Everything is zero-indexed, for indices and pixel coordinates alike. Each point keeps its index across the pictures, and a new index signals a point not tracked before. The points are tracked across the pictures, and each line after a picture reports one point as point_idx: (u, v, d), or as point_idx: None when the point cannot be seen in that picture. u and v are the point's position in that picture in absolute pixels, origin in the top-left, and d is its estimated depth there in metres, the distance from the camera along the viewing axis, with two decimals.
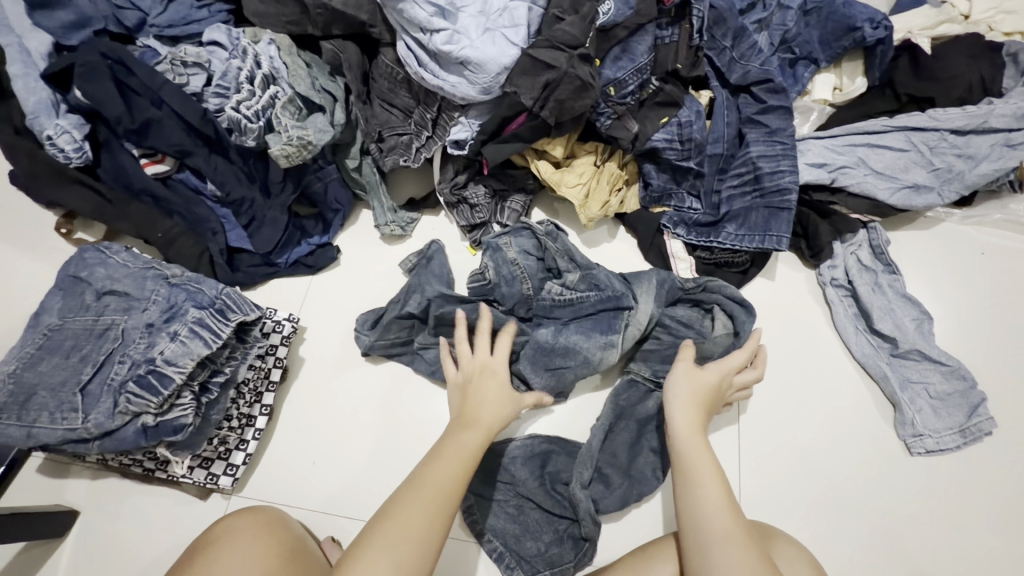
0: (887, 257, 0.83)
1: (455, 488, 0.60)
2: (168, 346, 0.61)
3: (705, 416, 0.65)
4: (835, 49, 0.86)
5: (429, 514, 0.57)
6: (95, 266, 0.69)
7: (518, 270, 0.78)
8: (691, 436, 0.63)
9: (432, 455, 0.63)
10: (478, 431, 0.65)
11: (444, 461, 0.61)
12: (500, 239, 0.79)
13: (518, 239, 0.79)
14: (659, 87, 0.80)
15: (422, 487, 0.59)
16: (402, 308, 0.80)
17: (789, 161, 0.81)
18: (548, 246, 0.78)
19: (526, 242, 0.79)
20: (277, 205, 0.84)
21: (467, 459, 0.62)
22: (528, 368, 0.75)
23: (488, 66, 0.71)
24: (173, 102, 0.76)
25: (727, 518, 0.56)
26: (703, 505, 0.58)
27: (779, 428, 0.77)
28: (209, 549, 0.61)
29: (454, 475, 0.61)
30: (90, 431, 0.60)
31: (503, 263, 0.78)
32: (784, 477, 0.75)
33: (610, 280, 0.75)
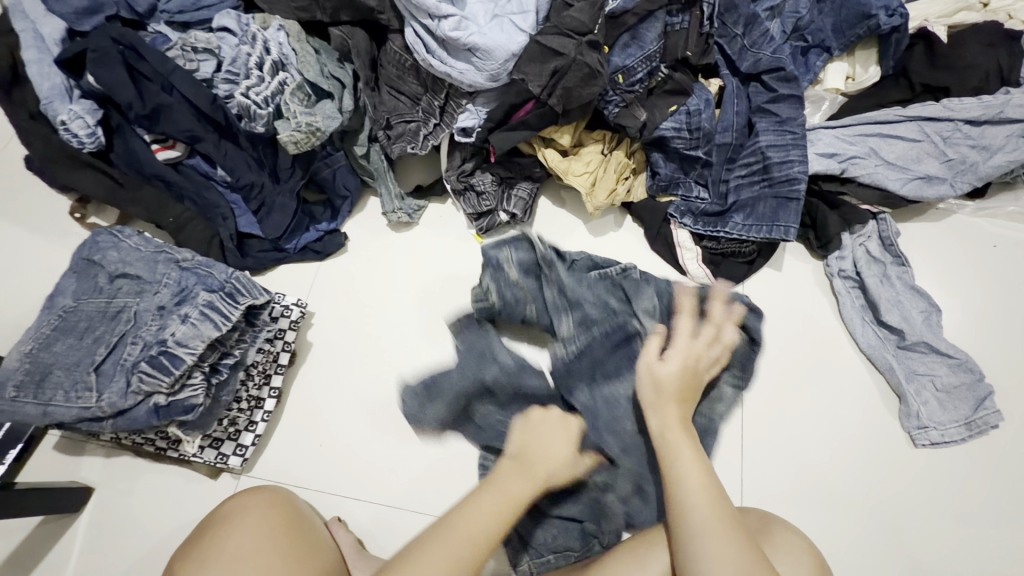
0: (896, 249, 0.82)
1: (497, 537, 0.59)
2: (179, 328, 0.63)
3: (676, 409, 0.66)
4: (849, 37, 0.85)
5: (463, 556, 0.56)
6: (107, 249, 0.71)
7: (528, 302, 0.77)
8: (675, 426, 0.64)
9: (475, 495, 0.61)
10: (532, 480, 0.64)
11: (488, 502, 0.61)
12: (500, 253, 0.78)
13: (517, 254, 0.78)
14: (669, 75, 0.79)
15: (461, 528, 0.58)
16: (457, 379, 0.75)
17: (800, 151, 0.81)
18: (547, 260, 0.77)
19: (525, 256, 0.78)
20: (285, 191, 0.85)
21: (513, 508, 0.61)
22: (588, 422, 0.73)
23: (495, 53, 0.71)
24: (184, 88, 0.77)
25: (712, 505, 0.57)
26: (686, 489, 0.59)
27: (790, 453, 0.76)
28: (219, 524, 0.63)
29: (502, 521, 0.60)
30: (104, 409, 0.62)
31: (507, 285, 0.77)
32: (798, 498, 0.73)
33: (606, 299, 0.77)
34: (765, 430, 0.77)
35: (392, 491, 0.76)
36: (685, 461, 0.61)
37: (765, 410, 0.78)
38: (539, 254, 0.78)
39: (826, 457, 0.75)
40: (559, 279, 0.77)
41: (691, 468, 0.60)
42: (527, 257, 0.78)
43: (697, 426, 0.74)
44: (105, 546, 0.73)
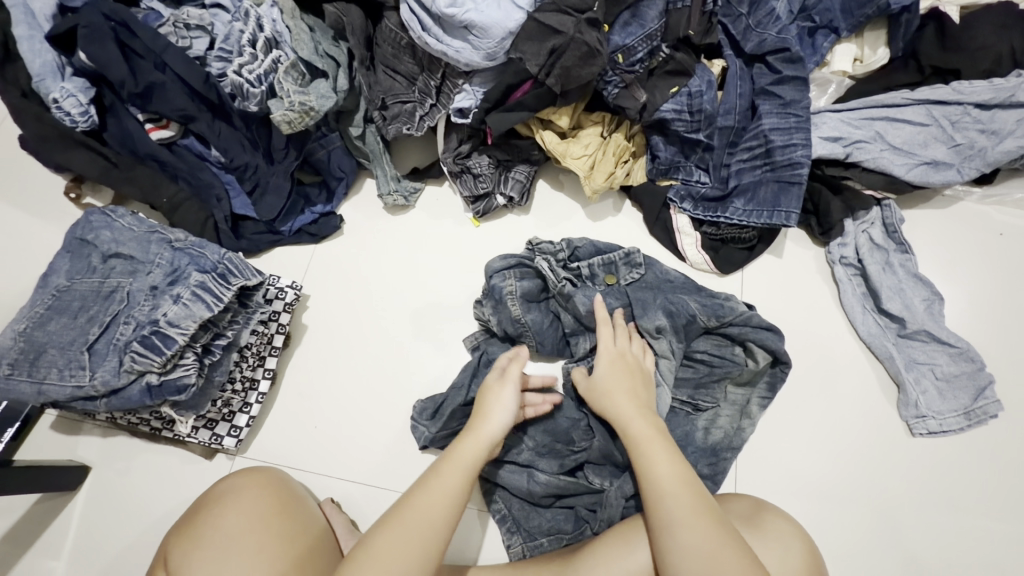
0: (899, 236, 0.81)
1: (451, 514, 0.56)
2: (171, 308, 0.62)
3: (623, 401, 0.65)
4: (858, 17, 0.82)
5: (417, 535, 0.53)
6: (100, 228, 0.70)
7: (535, 335, 0.75)
8: (634, 420, 0.63)
9: (426, 476, 0.59)
10: (476, 442, 0.62)
11: (444, 480, 0.58)
12: (505, 284, 0.75)
13: (523, 281, 0.76)
14: (670, 55, 0.77)
15: (412, 510, 0.55)
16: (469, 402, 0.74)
17: (803, 134, 0.79)
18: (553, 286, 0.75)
19: (530, 280, 0.76)
20: (280, 171, 0.84)
21: (464, 481, 0.58)
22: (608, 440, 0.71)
23: (492, 31, 0.69)
24: (176, 66, 0.76)
25: (682, 495, 0.56)
26: (661, 479, 0.57)
27: (790, 454, 0.75)
28: (212, 506, 0.63)
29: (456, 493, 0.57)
30: (97, 388, 0.62)
31: (510, 320, 0.75)
32: (800, 496, 0.73)
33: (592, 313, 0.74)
34: (769, 430, 0.76)
35: (386, 471, 0.76)
36: (651, 454, 0.59)
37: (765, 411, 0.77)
38: (548, 282, 0.76)
39: (826, 459, 0.74)
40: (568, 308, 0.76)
41: (657, 458, 0.59)
42: (533, 281, 0.76)
43: (695, 413, 0.74)
44: (102, 523, 0.74)
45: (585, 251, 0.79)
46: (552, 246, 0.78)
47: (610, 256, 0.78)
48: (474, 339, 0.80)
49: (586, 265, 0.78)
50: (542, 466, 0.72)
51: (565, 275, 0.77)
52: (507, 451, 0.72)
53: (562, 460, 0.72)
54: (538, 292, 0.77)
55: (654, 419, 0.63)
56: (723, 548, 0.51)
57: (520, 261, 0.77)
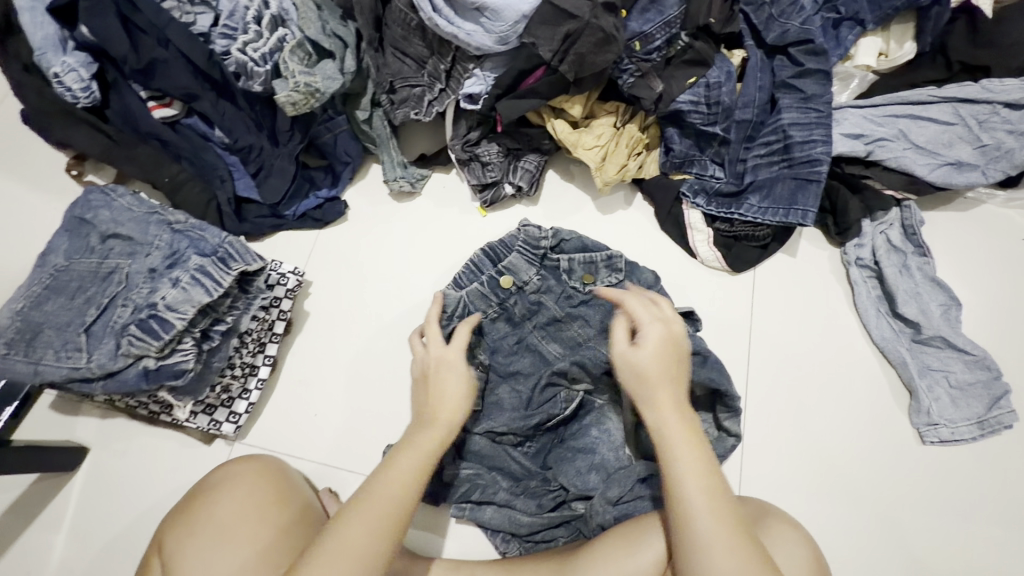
0: (918, 239, 0.78)
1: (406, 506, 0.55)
2: (169, 292, 0.61)
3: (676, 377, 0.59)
4: (885, 10, 0.79)
5: (373, 532, 0.52)
6: (99, 208, 0.69)
7: (500, 400, 0.75)
8: (675, 442, 0.56)
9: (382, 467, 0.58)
10: (437, 430, 0.61)
11: (397, 473, 0.57)
12: (476, 298, 0.73)
13: (488, 305, 0.74)
14: (688, 44, 0.74)
15: (367, 505, 0.54)
16: None
17: (823, 130, 0.76)
18: (523, 282, 0.74)
19: (496, 302, 0.74)
20: (285, 154, 0.82)
21: (423, 471, 0.58)
22: (573, 473, 0.72)
23: (504, 14, 0.67)
24: (180, 43, 0.74)
25: (717, 516, 0.52)
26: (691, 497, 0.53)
27: (794, 458, 0.73)
28: (207, 495, 0.62)
29: (408, 493, 0.56)
30: (93, 370, 0.60)
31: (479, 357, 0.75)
32: (810, 501, 0.71)
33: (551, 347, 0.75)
34: (781, 436, 0.74)
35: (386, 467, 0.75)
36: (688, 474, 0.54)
37: (769, 415, 0.75)
38: (509, 309, 0.75)
39: (832, 470, 0.72)
40: (538, 310, 0.75)
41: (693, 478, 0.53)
42: (504, 294, 0.74)
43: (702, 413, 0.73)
44: (101, 504, 0.74)
45: (570, 245, 0.77)
46: (538, 232, 0.75)
47: (588, 249, 0.76)
48: None
49: (567, 259, 0.76)
50: (519, 506, 0.71)
51: (537, 269, 0.75)
52: (483, 491, 0.71)
53: (540, 500, 0.71)
54: (501, 289, 0.74)
55: (696, 433, 0.56)
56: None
57: (491, 255, 0.76)
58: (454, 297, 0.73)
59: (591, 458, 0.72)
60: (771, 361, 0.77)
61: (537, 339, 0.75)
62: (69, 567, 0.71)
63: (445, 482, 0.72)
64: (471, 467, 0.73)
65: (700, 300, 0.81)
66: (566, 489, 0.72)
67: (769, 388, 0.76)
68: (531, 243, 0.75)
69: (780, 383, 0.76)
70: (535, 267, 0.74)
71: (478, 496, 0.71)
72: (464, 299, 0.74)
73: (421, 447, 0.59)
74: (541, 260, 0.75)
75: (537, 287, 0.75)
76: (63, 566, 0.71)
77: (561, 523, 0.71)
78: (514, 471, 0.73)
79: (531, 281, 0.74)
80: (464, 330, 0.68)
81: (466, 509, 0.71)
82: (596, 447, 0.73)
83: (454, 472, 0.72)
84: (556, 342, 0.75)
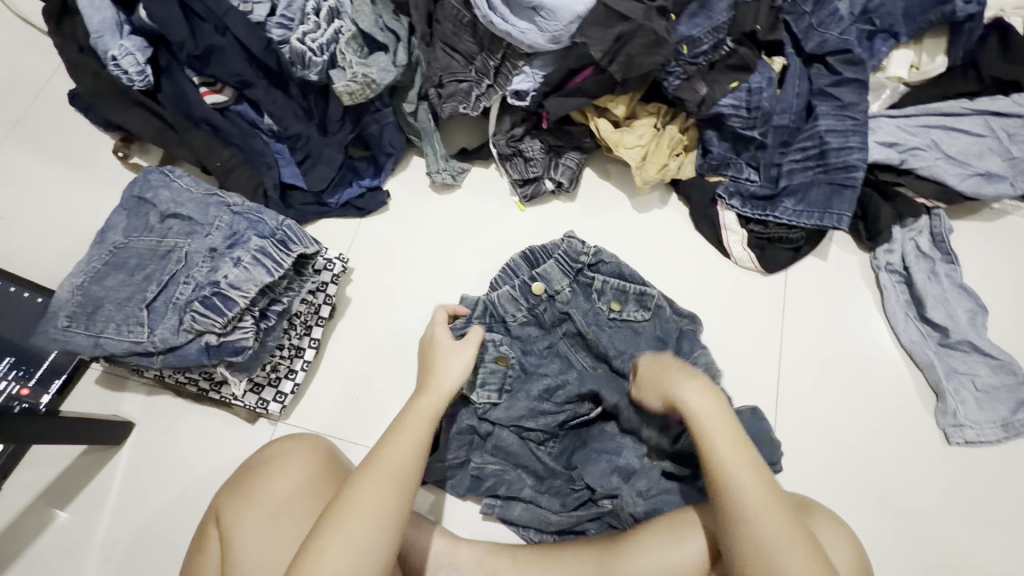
0: (946, 247, 0.81)
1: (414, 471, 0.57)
2: (232, 271, 0.63)
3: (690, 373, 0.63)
4: (919, 23, 0.83)
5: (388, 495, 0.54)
6: (159, 188, 0.71)
7: (529, 386, 0.74)
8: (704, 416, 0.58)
9: (388, 435, 0.60)
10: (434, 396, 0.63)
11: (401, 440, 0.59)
12: (507, 300, 0.75)
13: (517, 309, 0.75)
14: (734, 50, 0.76)
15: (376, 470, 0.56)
16: (460, 423, 0.73)
17: (859, 138, 0.78)
18: (556, 290, 0.75)
19: (525, 307, 0.76)
20: (334, 143, 0.85)
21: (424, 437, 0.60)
22: (597, 475, 0.70)
23: (560, 13, 0.70)
24: (238, 31, 0.76)
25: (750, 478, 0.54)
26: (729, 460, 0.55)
27: (821, 458, 0.75)
28: (260, 471, 0.64)
29: (414, 459, 0.58)
30: (155, 345, 0.62)
31: (509, 350, 0.75)
32: (837, 497, 0.74)
33: (580, 357, 0.76)
34: (809, 432, 0.77)
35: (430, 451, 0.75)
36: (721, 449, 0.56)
37: (797, 414, 0.77)
38: (539, 315, 0.76)
39: (858, 468, 0.75)
40: (566, 321, 0.76)
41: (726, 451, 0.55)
42: (534, 299, 0.76)
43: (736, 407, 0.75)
44: (146, 479, 0.75)
45: (608, 269, 0.78)
46: (581, 247, 0.76)
47: (621, 274, 0.78)
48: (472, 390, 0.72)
49: (601, 280, 0.77)
50: (543, 503, 0.72)
51: (571, 280, 0.76)
52: (509, 487, 0.72)
53: (563, 499, 0.72)
54: (532, 294, 0.76)
55: (726, 410, 0.58)
56: (794, 554, 0.51)
57: (529, 259, 0.77)
58: (474, 300, 0.76)
59: (614, 458, 0.71)
60: (800, 362, 0.80)
61: (564, 348, 0.77)
62: (115, 540, 0.73)
63: (473, 472, 0.72)
64: (497, 463, 0.73)
65: (734, 298, 0.83)
66: (591, 489, 0.71)
67: (797, 388, 0.79)
68: (572, 255, 0.76)
69: (809, 382, 0.79)
70: (568, 278, 0.76)
71: (505, 491, 0.72)
72: (483, 303, 0.76)
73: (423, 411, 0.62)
74: (576, 274, 0.77)
75: (567, 298, 0.76)
76: (109, 538, 0.73)
77: (590, 518, 0.71)
78: (537, 469, 0.73)
79: (564, 290, 0.76)
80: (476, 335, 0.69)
81: (495, 505, 0.72)
82: (621, 450, 0.71)
83: (480, 466, 0.72)
84: (584, 354, 0.76)
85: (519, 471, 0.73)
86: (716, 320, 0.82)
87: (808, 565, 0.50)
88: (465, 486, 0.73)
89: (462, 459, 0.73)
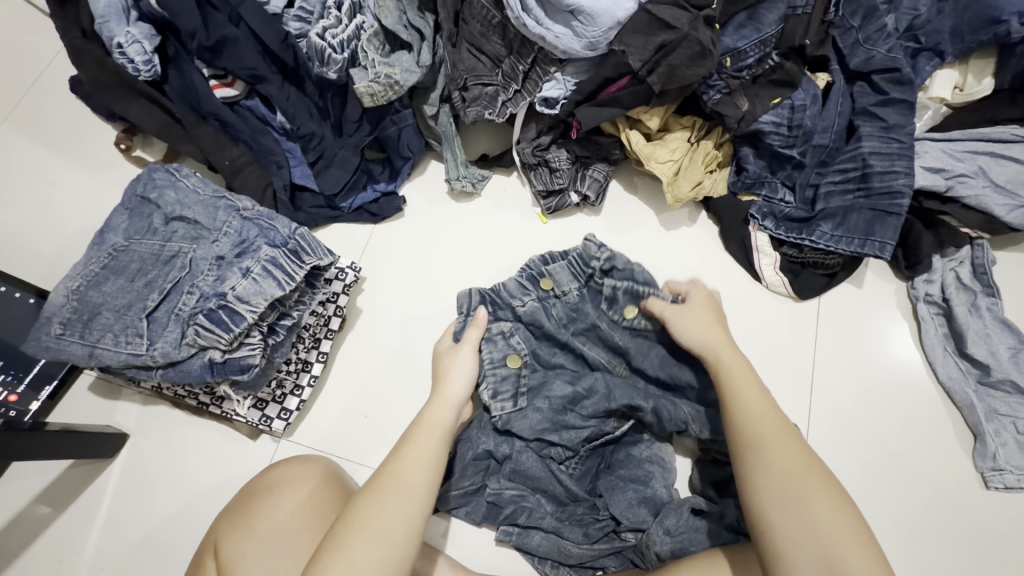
0: (988, 279, 0.76)
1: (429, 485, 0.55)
2: (240, 282, 0.58)
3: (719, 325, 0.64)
4: (967, 43, 0.77)
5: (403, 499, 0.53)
6: (164, 187, 0.66)
7: (547, 395, 0.69)
8: (725, 354, 0.61)
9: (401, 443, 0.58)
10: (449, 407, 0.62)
11: (420, 447, 0.58)
12: (513, 292, 0.71)
13: (524, 295, 0.71)
14: (779, 63, 0.72)
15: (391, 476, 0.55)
16: (478, 447, 0.69)
17: (906, 162, 0.74)
18: (562, 292, 0.71)
19: (533, 297, 0.71)
20: (350, 145, 0.80)
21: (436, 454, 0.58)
22: (622, 506, 0.66)
23: (600, 19, 0.65)
24: (252, 21, 0.73)
25: (761, 411, 0.55)
26: (740, 400, 0.56)
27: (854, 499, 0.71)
28: (263, 498, 0.59)
29: (428, 474, 0.56)
30: (155, 359, 0.58)
31: (521, 347, 0.70)
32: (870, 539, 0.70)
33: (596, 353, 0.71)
34: (840, 469, 0.73)
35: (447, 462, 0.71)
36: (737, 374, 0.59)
37: (828, 449, 0.74)
38: (547, 309, 0.71)
39: (889, 510, 0.71)
40: (574, 317, 0.71)
41: (746, 377, 0.58)
42: (543, 294, 0.71)
43: None
44: (140, 494, 0.71)
45: (621, 274, 0.69)
46: (597, 251, 0.69)
47: (639, 280, 0.69)
48: (490, 389, 0.68)
49: (611, 286, 0.70)
50: (566, 534, 0.67)
51: (581, 285, 0.71)
52: (530, 515, 0.67)
53: (587, 529, 0.67)
54: (541, 288, 0.71)
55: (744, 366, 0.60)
56: (812, 485, 0.51)
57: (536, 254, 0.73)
58: (469, 294, 0.70)
59: (642, 489, 0.67)
60: (834, 394, 0.76)
61: (576, 345, 0.71)
62: (104, 559, 0.69)
63: (489, 500, 0.68)
64: (516, 488, 0.68)
65: (764, 324, 0.80)
66: (616, 520, 0.67)
67: (829, 424, 0.75)
68: (581, 262, 0.70)
69: (841, 415, 0.75)
70: (577, 281, 0.70)
71: (524, 520, 0.67)
72: (481, 295, 0.71)
73: (435, 422, 0.60)
74: (587, 279, 0.71)
75: (574, 301, 0.71)
76: (97, 557, 0.69)
77: (611, 553, 0.67)
78: (558, 494, 0.69)
79: (571, 293, 0.71)
80: (474, 335, 0.68)
81: (513, 533, 0.67)
82: (649, 479, 0.68)
83: (497, 492, 0.67)
84: (597, 349, 0.71)
85: (538, 497, 0.69)
86: (744, 346, 0.79)
87: (823, 497, 0.50)
88: (479, 514, 0.69)
89: (478, 485, 0.69)
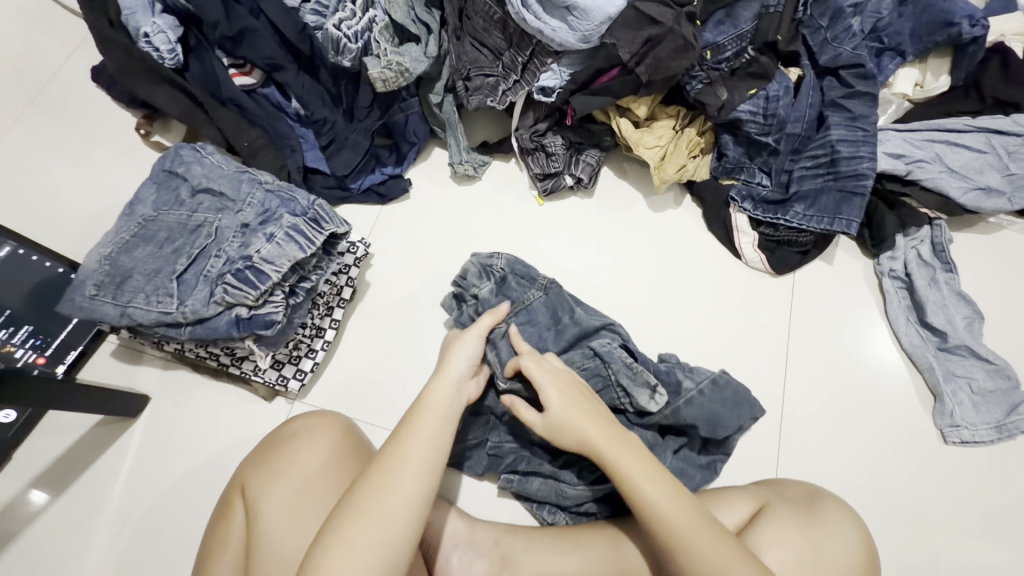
0: (946, 256, 0.84)
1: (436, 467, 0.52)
2: (264, 246, 0.63)
3: (596, 410, 0.61)
4: (925, 44, 0.85)
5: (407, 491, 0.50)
6: (191, 163, 0.71)
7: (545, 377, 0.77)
8: (624, 459, 0.57)
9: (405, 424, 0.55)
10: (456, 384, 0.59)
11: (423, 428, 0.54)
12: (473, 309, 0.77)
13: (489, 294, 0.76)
14: (755, 57, 0.79)
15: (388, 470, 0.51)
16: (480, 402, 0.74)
17: (869, 148, 0.82)
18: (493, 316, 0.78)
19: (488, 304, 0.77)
20: (361, 129, 0.86)
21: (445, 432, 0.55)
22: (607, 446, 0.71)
23: (593, 14, 0.71)
24: (272, 14, 0.78)
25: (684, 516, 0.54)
26: (661, 507, 0.54)
27: (823, 450, 0.78)
28: (287, 444, 0.64)
29: (433, 454, 0.53)
30: (185, 315, 0.63)
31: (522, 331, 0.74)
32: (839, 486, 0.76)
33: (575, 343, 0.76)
34: (812, 424, 0.80)
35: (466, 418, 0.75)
36: (649, 489, 0.55)
37: (801, 406, 0.80)
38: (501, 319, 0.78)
39: (856, 460, 0.78)
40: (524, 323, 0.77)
41: (647, 481, 0.56)
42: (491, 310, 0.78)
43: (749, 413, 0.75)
44: (161, 451, 0.75)
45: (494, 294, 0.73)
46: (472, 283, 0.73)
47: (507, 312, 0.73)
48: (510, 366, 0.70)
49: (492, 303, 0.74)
50: (563, 479, 0.72)
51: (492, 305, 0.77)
52: (528, 463, 0.73)
53: (581, 472, 0.72)
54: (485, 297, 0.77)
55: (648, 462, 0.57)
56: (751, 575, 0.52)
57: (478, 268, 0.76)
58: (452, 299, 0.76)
59: None
60: (808, 361, 0.83)
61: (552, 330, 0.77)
62: (127, 511, 0.73)
63: (491, 452, 0.74)
64: (515, 441, 0.74)
65: (743, 296, 0.86)
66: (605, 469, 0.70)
67: (802, 385, 0.82)
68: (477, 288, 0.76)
69: (813, 377, 0.82)
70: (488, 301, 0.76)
71: (524, 467, 0.73)
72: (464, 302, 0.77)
73: (439, 400, 0.57)
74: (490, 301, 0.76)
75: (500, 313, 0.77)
76: (121, 510, 0.73)
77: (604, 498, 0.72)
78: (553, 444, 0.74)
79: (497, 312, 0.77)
80: (489, 320, 0.67)
81: (513, 480, 0.73)
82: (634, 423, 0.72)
83: (497, 445, 0.74)
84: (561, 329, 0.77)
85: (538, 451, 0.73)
86: (726, 316, 0.86)
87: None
88: (482, 467, 0.75)
89: (480, 440, 0.75)
